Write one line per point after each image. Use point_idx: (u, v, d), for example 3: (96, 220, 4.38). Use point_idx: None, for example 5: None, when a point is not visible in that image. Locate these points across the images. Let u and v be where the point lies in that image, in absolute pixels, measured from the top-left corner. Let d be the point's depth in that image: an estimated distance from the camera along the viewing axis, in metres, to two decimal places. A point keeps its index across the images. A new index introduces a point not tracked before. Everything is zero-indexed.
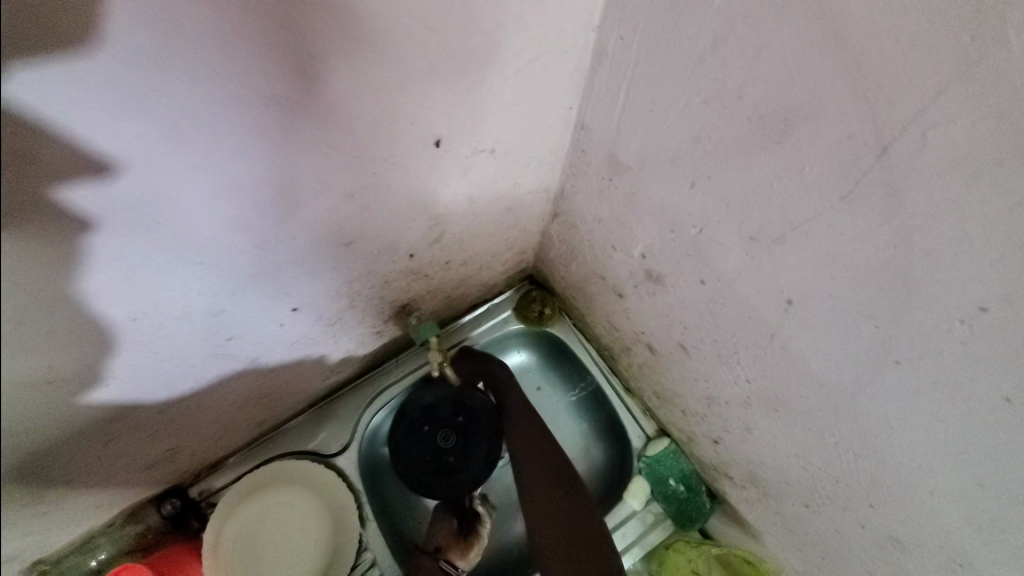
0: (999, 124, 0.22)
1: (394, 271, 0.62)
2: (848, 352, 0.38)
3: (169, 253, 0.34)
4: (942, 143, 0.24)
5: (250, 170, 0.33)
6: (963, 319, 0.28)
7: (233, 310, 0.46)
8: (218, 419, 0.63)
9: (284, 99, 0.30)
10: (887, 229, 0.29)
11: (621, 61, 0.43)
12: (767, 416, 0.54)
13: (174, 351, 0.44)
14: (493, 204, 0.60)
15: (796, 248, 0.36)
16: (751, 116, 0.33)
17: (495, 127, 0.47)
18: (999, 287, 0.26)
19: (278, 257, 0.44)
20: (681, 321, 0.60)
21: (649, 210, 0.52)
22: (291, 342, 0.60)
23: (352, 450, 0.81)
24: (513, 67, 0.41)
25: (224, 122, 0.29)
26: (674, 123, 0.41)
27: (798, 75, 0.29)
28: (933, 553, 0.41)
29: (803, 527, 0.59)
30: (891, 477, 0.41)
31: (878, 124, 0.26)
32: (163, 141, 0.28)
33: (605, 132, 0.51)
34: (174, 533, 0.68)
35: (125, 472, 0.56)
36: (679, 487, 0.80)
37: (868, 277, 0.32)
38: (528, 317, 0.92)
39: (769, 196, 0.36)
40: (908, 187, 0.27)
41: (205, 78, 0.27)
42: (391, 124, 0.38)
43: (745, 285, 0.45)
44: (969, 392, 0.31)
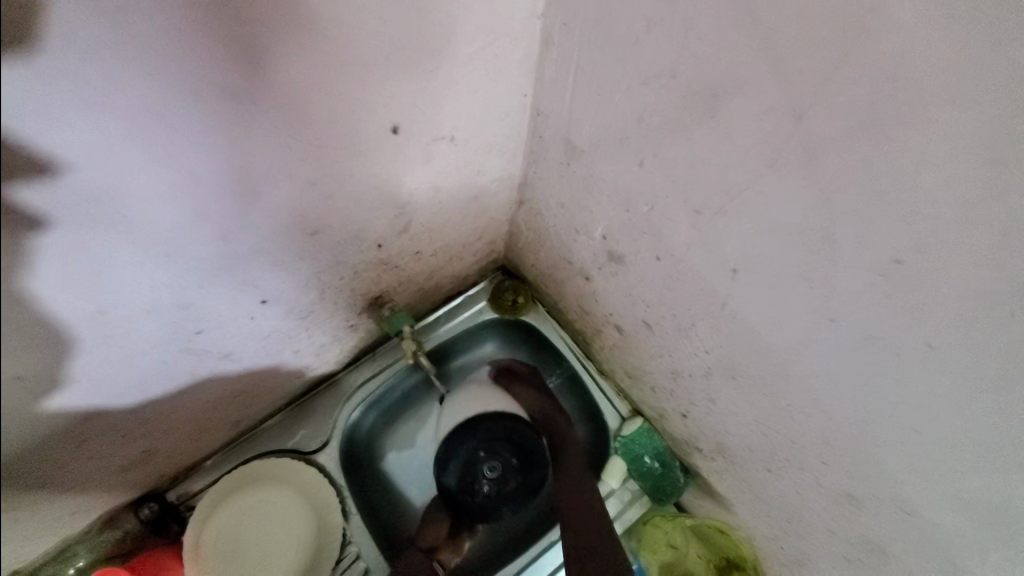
0: (894, 87, 0.24)
1: (361, 262, 0.63)
2: (787, 314, 0.41)
3: (132, 248, 0.35)
4: (849, 109, 0.27)
5: (208, 162, 0.34)
6: (884, 272, 0.30)
7: (199, 304, 0.48)
8: (195, 420, 0.64)
9: (236, 88, 0.31)
10: (812, 190, 0.32)
11: (567, 47, 0.46)
12: (727, 385, 0.56)
13: (141, 346, 0.45)
14: (457, 192, 0.62)
15: (737, 218, 0.39)
16: (684, 94, 0.36)
17: (452, 115, 0.49)
18: (914, 240, 0.28)
19: (240, 252, 0.45)
20: (642, 298, 0.63)
21: (604, 192, 0.55)
22: (262, 336, 0.62)
23: (333, 446, 0.81)
24: (464, 54, 0.43)
25: (177, 119, 0.30)
26: (620, 104, 0.44)
27: (721, 53, 0.32)
28: (884, 507, 0.43)
29: (767, 493, 0.61)
30: (841, 435, 0.43)
31: (793, 93, 0.29)
32: (117, 132, 0.29)
33: (559, 118, 0.53)
34: (154, 537, 0.69)
35: (102, 476, 0.56)
36: (653, 463, 0.81)
37: (801, 238, 0.34)
38: (501, 306, 0.91)
39: (707, 169, 0.39)
40: (825, 151, 0.29)
41: (157, 76, 0.28)
42: (348, 112, 0.40)
43: (696, 261, 0.48)
44: (896, 341, 0.33)
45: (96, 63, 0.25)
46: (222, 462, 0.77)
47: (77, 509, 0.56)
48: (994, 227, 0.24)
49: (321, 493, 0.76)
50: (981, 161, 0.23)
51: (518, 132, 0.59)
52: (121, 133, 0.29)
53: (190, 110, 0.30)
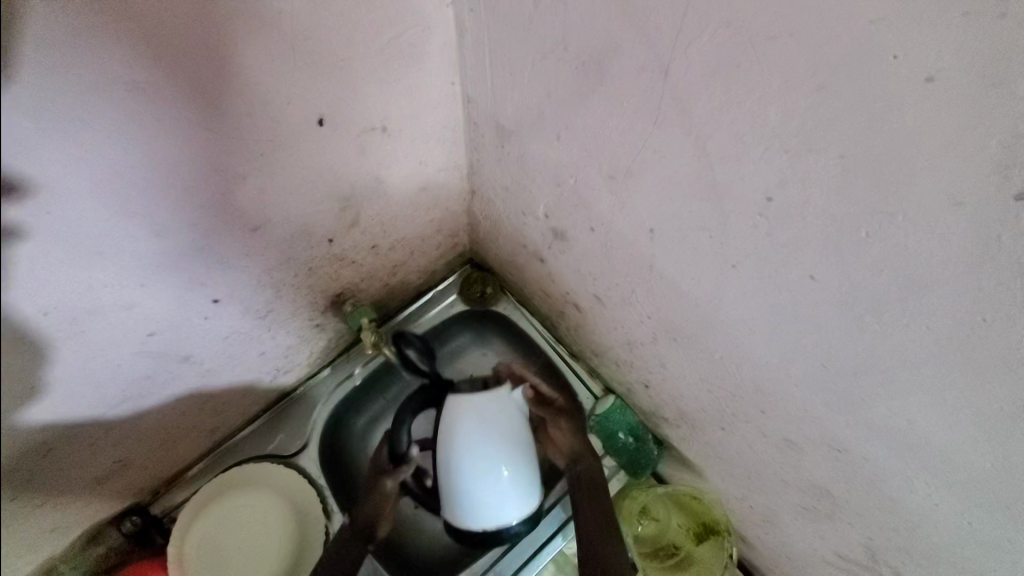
0: (725, 32, 0.28)
1: (317, 258, 0.59)
2: (705, 267, 0.42)
3: (68, 245, 0.36)
4: (699, 59, 0.30)
5: (140, 156, 0.36)
6: (760, 211, 0.33)
7: (147, 303, 0.45)
8: (164, 430, 0.61)
9: (174, 81, 0.34)
10: (690, 142, 0.34)
11: (478, 32, 0.46)
12: (672, 348, 0.56)
13: (108, 345, 0.45)
14: (404, 188, 0.60)
15: (641, 177, 0.41)
16: (575, 62, 0.39)
17: (380, 103, 0.48)
18: (773, 179, 0.31)
19: (180, 249, 0.43)
20: (589, 272, 0.61)
21: (538, 168, 0.54)
22: (223, 337, 0.57)
23: (313, 449, 0.76)
24: (390, 46, 0.44)
25: (102, 107, 0.32)
26: (528, 81, 0.46)
27: (594, 26, 0.35)
28: (816, 443, 0.44)
29: (728, 454, 0.59)
30: (770, 377, 0.44)
31: (654, 50, 0.32)
32: (39, 126, 0.30)
33: (486, 104, 0.53)
34: (138, 550, 0.67)
35: (71, 491, 0.54)
36: (626, 439, 0.74)
37: (692, 188, 0.37)
38: (472, 299, 0.85)
39: (608, 133, 0.41)
40: (692, 101, 0.32)
41: (69, 68, 0.30)
42: (272, 106, 0.40)
43: (619, 223, 0.48)
44: (786, 277, 0.36)
45: (32, 69, 0.28)
46: (201, 474, 0.71)
47: (59, 525, 0.56)
48: (832, 151, 0.27)
49: (292, 490, 0.73)
50: (810, 91, 0.26)
51: (455, 121, 0.57)
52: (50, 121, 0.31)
53: (122, 104, 0.33)
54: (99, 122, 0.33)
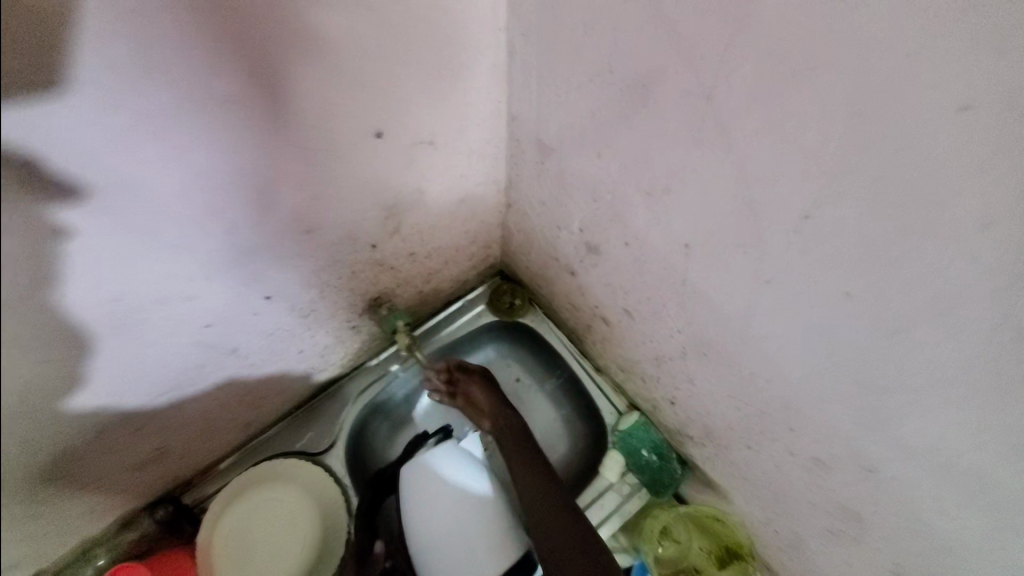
0: (768, 62, 0.29)
1: (360, 262, 0.62)
2: (740, 285, 0.44)
3: (144, 239, 0.37)
4: (743, 85, 0.31)
5: (220, 160, 0.37)
6: (794, 229, 0.35)
7: (203, 296, 0.47)
8: (203, 421, 0.64)
9: (247, 94, 0.34)
10: (729, 164, 0.36)
11: (528, 58, 0.49)
12: (702, 363, 0.58)
13: (158, 338, 0.46)
14: (446, 197, 0.63)
15: (681, 198, 0.43)
16: (620, 86, 0.41)
17: (430, 120, 0.50)
18: (811, 195, 0.32)
19: (239, 245, 0.45)
20: (620, 285, 0.64)
21: (575, 185, 0.58)
22: (268, 333, 0.61)
23: (340, 447, 0.79)
24: (445, 68, 0.46)
25: (166, 111, 0.32)
26: (574, 101, 0.48)
27: (642, 52, 0.37)
28: (847, 464, 0.45)
29: (753, 472, 0.61)
30: (799, 394, 0.45)
31: (699, 76, 0.34)
32: (125, 117, 0.30)
33: (530, 119, 0.56)
34: (168, 539, 0.67)
35: (115, 474, 0.56)
36: (650, 457, 0.77)
37: (729, 207, 0.39)
38: (499, 309, 0.90)
39: (649, 153, 0.43)
40: (732, 123, 0.34)
41: (163, 69, 0.29)
42: (331, 123, 0.41)
43: (654, 238, 0.51)
44: (817, 292, 0.36)
45: (125, 64, 0.28)
46: (238, 464, 0.76)
47: (96, 508, 0.58)
48: (869, 173, 0.28)
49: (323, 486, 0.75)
50: (844, 117, 0.27)
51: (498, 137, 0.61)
52: (110, 123, 0.30)
53: (211, 112, 0.33)
54: (158, 127, 0.32)
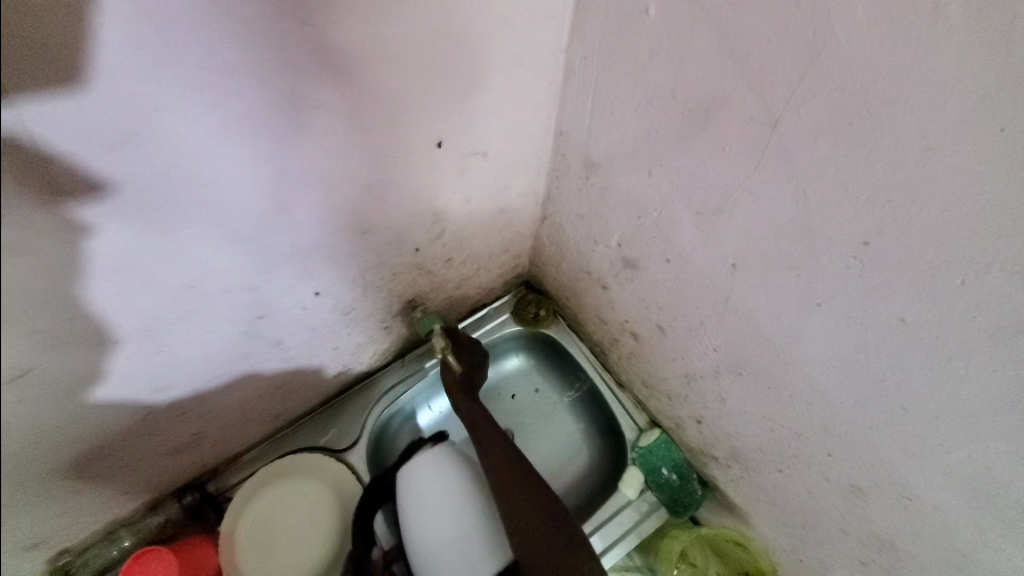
0: (858, 96, 0.27)
1: (402, 264, 0.62)
2: (783, 302, 0.42)
3: (218, 228, 0.37)
4: (811, 114, 0.30)
5: (296, 157, 0.37)
6: (855, 253, 0.33)
7: (266, 288, 0.48)
8: (239, 412, 0.64)
9: (315, 99, 0.34)
10: (788, 189, 0.35)
11: (586, 76, 0.47)
12: (735, 382, 0.56)
13: (213, 329, 0.47)
14: (487, 206, 0.62)
15: (732, 217, 0.41)
16: (682, 110, 0.39)
17: (485, 133, 0.50)
18: (874, 225, 0.31)
19: (303, 243, 0.45)
20: (655, 302, 0.62)
21: (618, 200, 0.55)
22: (310, 328, 0.60)
23: (362, 445, 0.77)
24: (498, 82, 0.44)
25: (214, 118, 0.30)
26: (631, 121, 0.45)
27: (707, 77, 0.35)
28: (886, 491, 0.43)
29: (783, 495, 0.60)
30: (842, 420, 0.44)
31: (766, 104, 0.32)
32: (200, 99, 0.29)
33: (578, 137, 0.54)
34: (190, 527, 0.68)
35: (152, 456, 0.57)
36: (671, 476, 0.78)
37: (787, 228, 0.37)
38: (525, 318, 0.91)
39: (706, 176, 0.41)
40: (800, 151, 0.32)
41: (243, 57, 0.29)
42: (397, 129, 0.41)
43: (699, 259, 0.48)
44: (871, 317, 0.35)
45: (200, 45, 0.27)
46: (262, 456, 0.75)
47: (129, 490, 0.59)
48: (932, 206, 0.27)
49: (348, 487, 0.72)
50: (917, 151, 0.27)
51: (544, 151, 0.59)
52: (166, 132, 0.29)
53: (277, 106, 0.32)
54: (208, 133, 0.31)
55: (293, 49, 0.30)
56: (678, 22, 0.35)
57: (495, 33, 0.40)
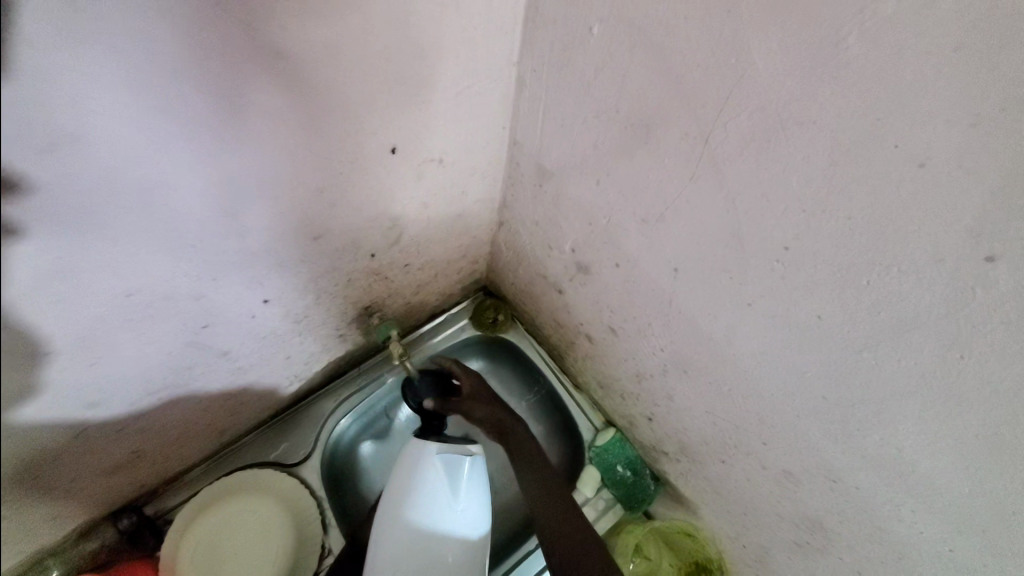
0: (763, 114, 0.29)
1: (356, 270, 0.61)
2: (714, 304, 0.44)
3: (161, 236, 0.35)
4: (736, 132, 0.31)
5: (247, 164, 0.35)
6: (778, 259, 0.34)
7: (212, 296, 0.46)
8: (182, 426, 0.61)
9: (280, 109, 0.33)
10: (721, 197, 0.35)
11: (537, 88, 0.49)
12: (681, 380, 0.59)
13: (154, 338, 0.44)
14: (445, 210, 0.63)
15: (671, 224, 0.43)
16: (627, 125, 0.40)
17: (442, 140, 0.50)
18: (791, 229, 0.32)
19: (252, 249, 0.44)
20: (607, 305, 0.65)
21: (573, 209, 0.57)
22: (260, 336, 0.59)
23: (314, 459, 0.75)
24: (453, 91, 0.45)
25: (158, 123, 0.28)
26: (578, 133, 0.47)
27: (644, 94, 0.36)
28: (813, 474, 0.46)
29: (726, 487, 0.63)
30: (773, 412, 0.46)
31: (699, 120, 0.33)
32: (147, 106, 0.27)
33: (532, 146, 0.56)
34: (128, 551, 0.64)
35: (87, 476, 0.54)
36: (625, 472, 0.83)
37: (715, 235, 0.38)
38: (483, 324, 0.93)
39: (648, 186, 0.42)
40: (727, 164, 0.33)
41: (193, 65, 0.27)
42: (355, 132, 0.41)
43: (645, 263, 0.50)
44: (795, 312, 0.36)
45: (144, 53, 0.25)
46: (206, 475, 0.71)
47: (60, 516, 0.55)
48: (841, 213, 0.28)
49: (299, 498, 0.72)
50: (823, 165, 0.28)
51: (498, 160, 0.61)
52: (99, 133, 0.26)
53: (224, 117, 0.31)
54: (154, 141, 0.29)
55: (227, 53, 0.28)
56: (621, 45, 0.36)
57: (449, 45, 0.40)
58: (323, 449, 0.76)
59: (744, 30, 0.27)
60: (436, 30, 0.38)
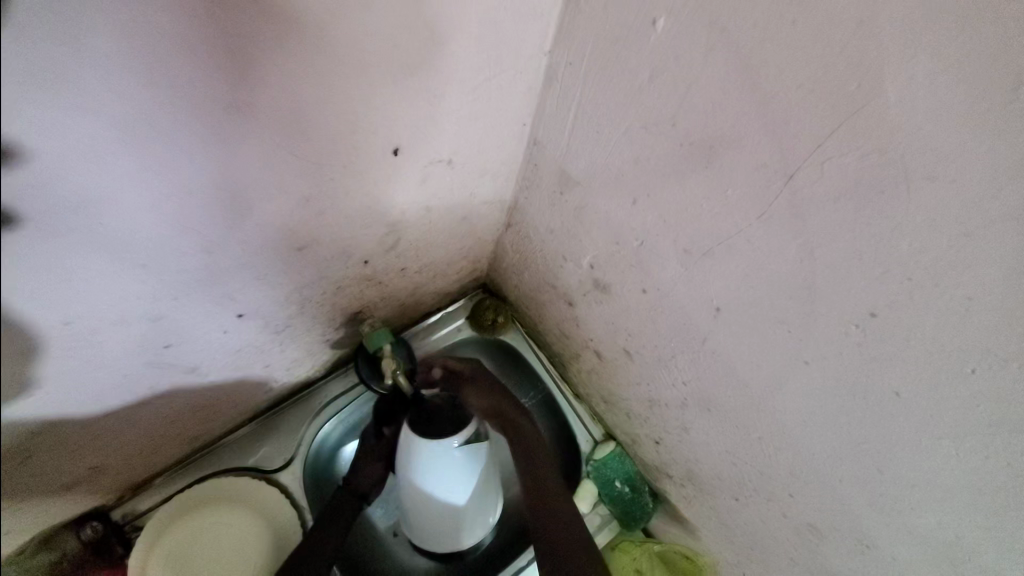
0: (880, 157, 0.27)
1: (348, 277, 0.62)
2: (766, 355, 0.43)
3: (110, 256, 0.34)
4: (837, 173, 0.30)
5: (206, 173, 0.34)
6: (858, 322, 0.34)
7: (172, 317, 0.45)
8: (146, 436, 0.60)
9: (242, 106, 0.32)
10: (796, 244, 0.35)
11: (569, 86, 0.47)
12: (701, 417, 0.58)
13: (102, 361, 0.42)
14: (447, 214, 0.62)
15: (721, 261, 0.42)
16: (681, 143, 0.39)
17: (451, 139, 0.49)
18: (886, 296, 0.31)
19: (220, 264, 0.43)
20: (624, 328, 0.63)
21: (597, 223, 0.55)
22: (233, 351, 0.58)
23: (296, 465, 0.78)
24: (472, 83, 0.44)
25: (85, 126, 0.27)
26: (617, 142, 0.45)
27: (719, 111, 0.34)
28: (845, 536, 0.46)
29: (734, 521, 0.64)
30: (812, 467, 0.45)
31: (785, 155, 0.32)
32: (97, 130, 0.27)
33: (556, 148, 0.55)
34: (94, 558, 0.63)
35: (43, 495, 0.52)
36: (623, 488, 0.82)
37: (780, 285, 0.38)
38: (481, 325, 0.93)
39: (699, 213, 0.41)
40: (810, 211, 0.32)
41: (142, 68, 0.26)
42: (353, 133, 0.40)
43: (679, 294, 0.49)
44: (867, 384, 0.36)
45: (95, 48, 0.24)
46: (177, 476, 0.71)
47: (30, 522, 0.52)
48: (956, 293, 0.28)
49: (278, 504, 0.74)
50: (952, 234, 0.26)
51: (514, 158, 0.60)
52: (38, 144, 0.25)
53: (192, 124, 0.30)
54: (97, 161, 0.29)
55: (251, 44, 0.29)
56: (692, 46, 0.34)
57: (472, 29, 0.38)
58: (305, 457, 0.79)
59: (874, 54, 0.25)
60: (456, 15, 0.36)
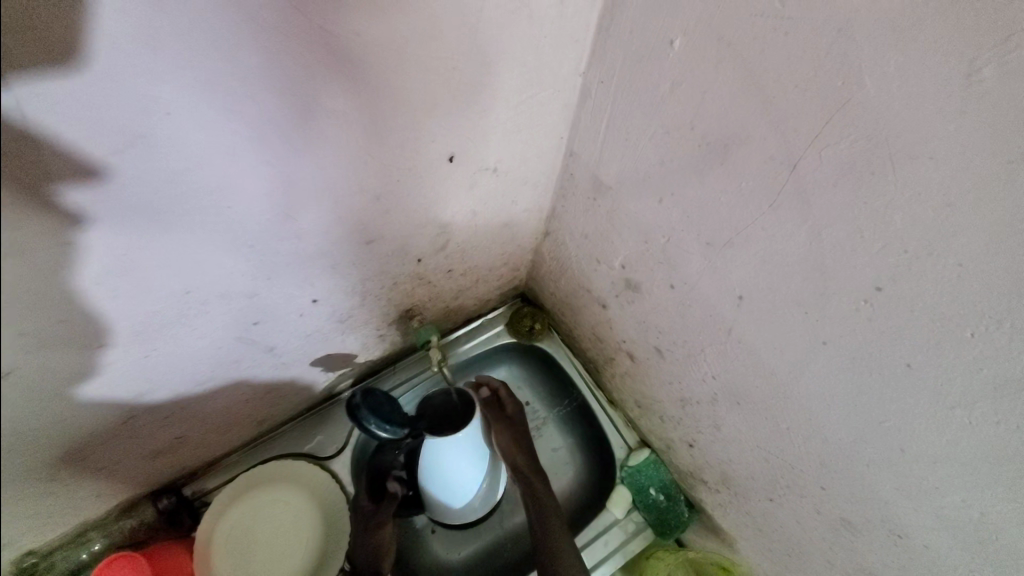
0: (865, 144, 0.34)
1: (403, 273, 0.74)
2: (786, 339, 0.51)
3: (224, 238, 0.46)
4: (834, 158, 0.37)
5: (312, 171, 0.46)
6: (867, 298, 0.40)
7: (264, 294, 0.58)
8: (225, 410, 0.73)
9: (355, 109, 0.44)
10: (805, 227, 0.42)
11: (602, 101, 0.59)
12: (732, 410, 0.65)
13: (207, 331, 0.56)
14: (493, 219, 0.75)
15: (740, 249, 0.50)
16: (700, 143, 0.48)
17: (498, 149, 0.62)
18: (885, 271, 0.38)
19: (306, 250, 0.56)
20: (655, 326, 0.72)
21: (627, 224, 0.66)
22: (303, 335, 0.72)
23: (346, 455, 0.91)
24: (514, 101, 0.56)
25: (232, 136, 0.38)
26: (644, 148, 0.56)
27: (729, 113, 0.43)
28: (877, 528, 0.52)
29: (769, 523, 0.70)
30: (836, 453, 0.52)
31: (790, 147, 0.39)
32: (241, 140, 0.39)
33: (590, 158, 0.67)
34: (165, 529, 0.78)
35: (136, 456, 0.66)
36: (659, 496, 0.89)
37: (794, 268, 0.45)
38: (519, 331, 1.05)
39: (718, 208, 0.49)
40: (815, 197, 0.40)
41: (278, 90, 0.37)
42: (417, 145, 0.53)
43: (704, 286, 0.58)
44: (881, 360, 0.42)
45: (254, 73, 0.35)
46: (240, 461, 0.86)
47: (100, 493, 0.66)
48: (950, 259, 0.33)
49: (326, 486, 0.85)
50: (937, 206, 0.32)
51: (552, 168, 0.72)
52: (197, 151, 0.37)
53: (312, 125, 0.42)
54: (233, 166, 0.40)
55: (366, 60, 0.40)
56: (702, 57, 0.43)
57: (517, 53, 0.50)
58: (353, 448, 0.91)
59: (855, 57, 0.32)
60: (504, 43, 0.48)
